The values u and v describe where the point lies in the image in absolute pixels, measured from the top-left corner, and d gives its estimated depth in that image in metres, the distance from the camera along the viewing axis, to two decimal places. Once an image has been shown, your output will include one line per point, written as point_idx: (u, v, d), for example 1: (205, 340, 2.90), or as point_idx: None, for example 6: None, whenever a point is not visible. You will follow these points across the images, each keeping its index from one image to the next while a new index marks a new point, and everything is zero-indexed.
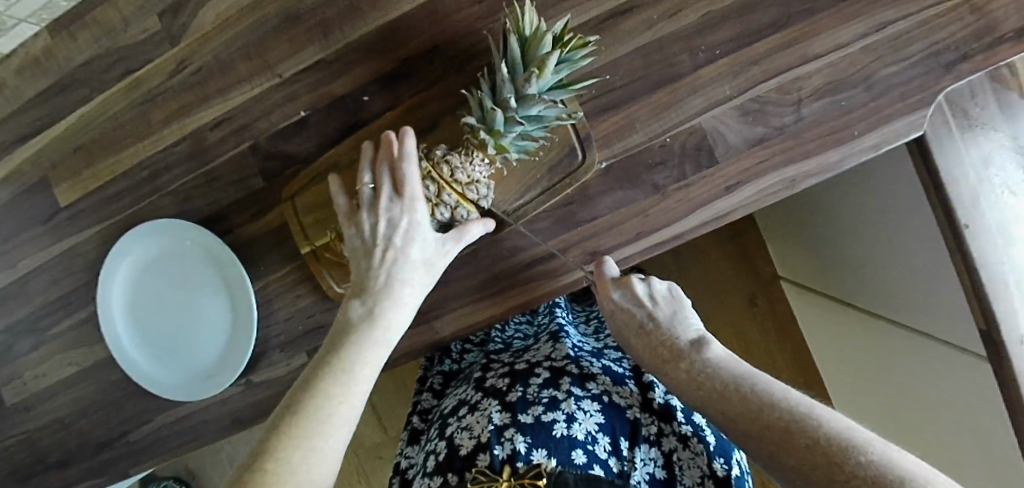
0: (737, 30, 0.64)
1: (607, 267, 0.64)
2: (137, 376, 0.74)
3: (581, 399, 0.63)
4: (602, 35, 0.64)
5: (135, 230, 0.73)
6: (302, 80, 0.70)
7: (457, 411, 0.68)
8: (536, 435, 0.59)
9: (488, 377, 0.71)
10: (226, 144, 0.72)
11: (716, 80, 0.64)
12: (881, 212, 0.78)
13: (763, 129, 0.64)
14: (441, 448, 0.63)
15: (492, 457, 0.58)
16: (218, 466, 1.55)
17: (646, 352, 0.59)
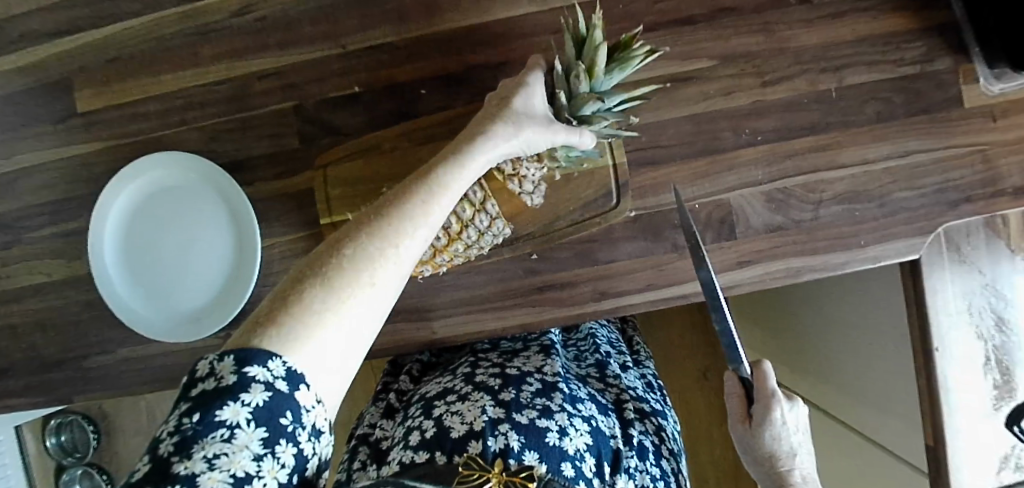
0: (780, 122, 0.69)
1: (769, 376, 0.53)
2: (111, 299, 0.70)
3: (574, 418, 0.74)
4: (659, 94, 0.68)
5: (159, 156, 0.71)
6: (365, 57, 0.71)
7: (444, 397, 0.79)
8: (529, 436, 0.70)
9: (479, 373, 0.82)
10: (271, 97, 0.72)
11: (752, 163, 0.68)
12: (846, 325, 0.84)
13: (783, 218, 0.68)
14: (430, 426, 0.73)
15: (484, 448, 0.67)
16: (134, 417, 1.52)
17: (760, 474, 0.57)
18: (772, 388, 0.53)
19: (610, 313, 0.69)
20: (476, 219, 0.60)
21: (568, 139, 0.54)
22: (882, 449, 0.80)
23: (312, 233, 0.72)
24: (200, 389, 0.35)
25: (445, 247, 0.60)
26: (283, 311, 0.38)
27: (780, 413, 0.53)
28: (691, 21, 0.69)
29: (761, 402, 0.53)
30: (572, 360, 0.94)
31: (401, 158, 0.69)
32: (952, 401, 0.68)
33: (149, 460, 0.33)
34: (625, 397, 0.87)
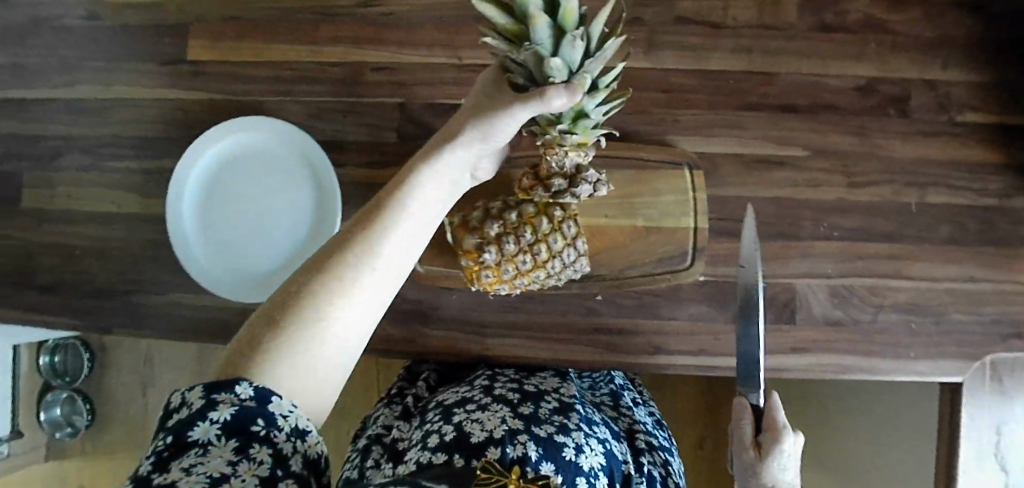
0: (858, 224, 0.71)
1: (775, 407, 0.56)
2: (182, 251, 0.72)
3: (590, 436, 0.62)
4: (750, 171, 0.71)
5: (255, 119, 0.73)
6: (478, 72, 0.73)
7: (461, 404, 0.65)
8: (546, 449, 0.58)
9: (497, 384, 0.67)
10: (379, 89, 0.74)
11: (824, 255, 0.71)
12: (875, 431, 0.83)
13: (843, 315, 0.70)
14: (448, 430, 0.61)
15: (502, 454, 0.56)
16: (131, 357, 1.50)
17: None
18: (775, 417, 0.55)
19: (660, 369, 0.71)
20: (564, 253, 0.60)
21: (540, 109, 0.45)
22: None
23: None
24: (174, 419, 0.38)
25: (529, 274, 0.61)
26: (250, 354, 0.40)
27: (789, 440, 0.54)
28: (794, 109, 0.72)
29: (769, 428, 0.56)
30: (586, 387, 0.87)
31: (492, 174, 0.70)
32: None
33: (133, 482, 0.35)
34: (638, 426, 0.78)
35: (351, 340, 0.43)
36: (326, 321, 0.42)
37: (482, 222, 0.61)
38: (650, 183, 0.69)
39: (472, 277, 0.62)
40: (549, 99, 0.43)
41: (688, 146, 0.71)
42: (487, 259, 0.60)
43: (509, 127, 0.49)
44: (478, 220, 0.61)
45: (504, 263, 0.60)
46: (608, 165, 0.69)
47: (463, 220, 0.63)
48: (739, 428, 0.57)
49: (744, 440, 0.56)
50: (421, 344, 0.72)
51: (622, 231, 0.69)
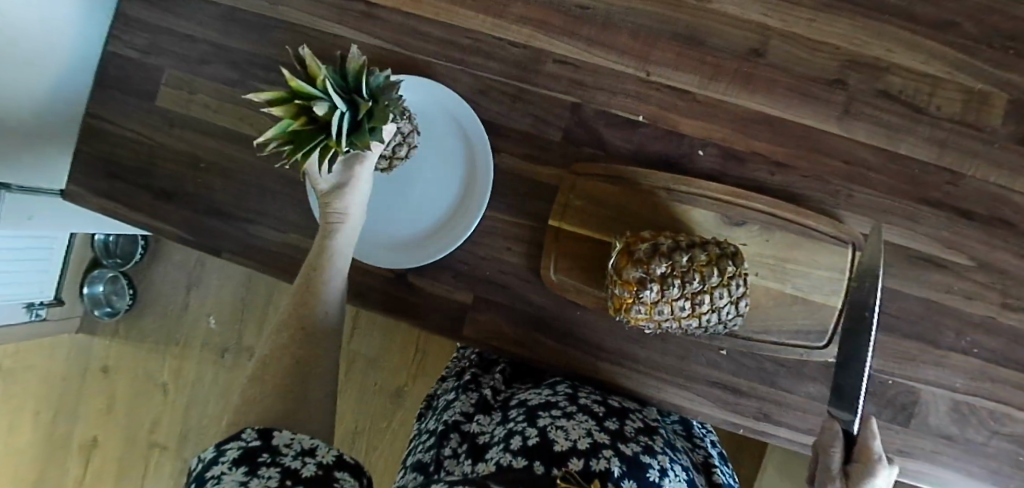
0: (999, 346, 0.69)
1: (874, 435, 0.56)
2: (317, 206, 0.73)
3: (674, 462, 0.61)
4: (909, 267, 0.69)
5: (431, 82, 0.71)
6: (662, 94, 0.70)
7: (546, 409, 0.64)
8: (630, 467, 0.57)
9: (581, 395, 0.67)
10: (556, 84, 0.71)
11: (957, 369, 0.69)
12: None
13: (959, 432, 0.69)
14: (532, 434, 0.60)
15: (586, 467, 0.56)
16: (179, 266, 1.51)
17: None
18: (875, 447, 0.55)
19: (765, 436, 0.69)
20: (723, 309, 0.59)
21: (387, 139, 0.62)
22: None
23: (532, 226, 0.71)
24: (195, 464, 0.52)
25: (682, 320, 0.60)
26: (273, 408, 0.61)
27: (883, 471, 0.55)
28: (970, 216, 0.69)
29: (861, 457, 0.56)
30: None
31: (655, 204, 0.68)
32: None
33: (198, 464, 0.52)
34: (713, 464, 0.70)
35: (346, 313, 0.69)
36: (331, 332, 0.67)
37: (650, 257, 0.58)
38: (809, 253, 0.67)
39: (622, 308, 0.61)
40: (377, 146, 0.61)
41: (853, 224, 0.69)
42: (645, 296, 0.58)
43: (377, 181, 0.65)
44: (646, 254, 0.59)
45: (661, 304, 0.58)
46: (772, 225, 0.67)
47: (627, 249, 0.60)
48: (828, 455, 0.57)
49: (830, 468, 0.56)
50: (533, 350, 0.72)
51: (768, 295, 0.68)
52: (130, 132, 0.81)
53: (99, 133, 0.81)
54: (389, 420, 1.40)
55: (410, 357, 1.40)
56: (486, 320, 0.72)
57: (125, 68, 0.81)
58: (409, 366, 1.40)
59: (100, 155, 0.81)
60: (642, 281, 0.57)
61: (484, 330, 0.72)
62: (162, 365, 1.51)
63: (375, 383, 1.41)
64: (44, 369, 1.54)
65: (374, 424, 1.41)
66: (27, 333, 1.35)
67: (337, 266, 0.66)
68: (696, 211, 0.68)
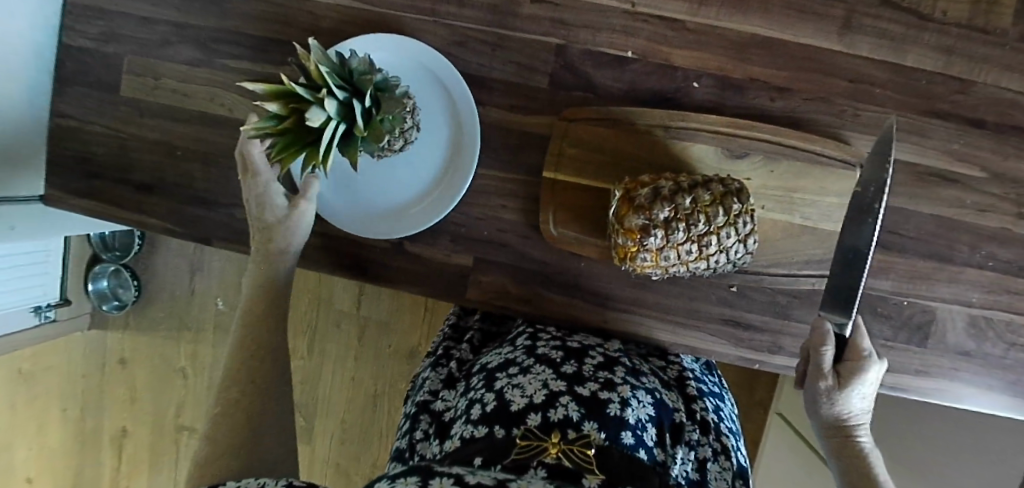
0: (1014, 257, 0.68)
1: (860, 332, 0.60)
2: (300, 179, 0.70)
3: (636, 389, 0.62)
4: (918, 184, 0.67)
5: (430, 51, 0.66)
6: (650, 26, 0.66)
7: (504, 368, 0.65)
8: (588, 408, 0.58)
9: (539, 344, 0.67)
10: (536, 27, 0.67)
11: (971, 284, 0.68)
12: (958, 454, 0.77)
13: (975, 346, 0.68)
14: (489, 399, 0.61)
15: (543, 419, 0.56)
16: (177, 257, 1.50)
17: (832, 436, 0.62)
18: (864, 345, 0.60)
19: (777, 369, 0.69)
20: (732, 249, 0.57)
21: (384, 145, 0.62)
22: None
23: (527, 180, 0.69)
24: None
25: (690, 263, 0.58)
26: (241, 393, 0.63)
27: (873, 366, 0.59)
28: (981, 125, 0.66)
29: (851, 356, 0.60)
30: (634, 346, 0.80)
31: (652, 143, 0.65)
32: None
33: None
34: (688, 375, 0.72)
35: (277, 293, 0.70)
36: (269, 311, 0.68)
37: (652, 202, 0.56)
38: (816, 181, 0.65)
39: (627, 257, 0.59)
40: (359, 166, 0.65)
41: (860, 146, 0.66)
42: (650, 243, 0.56)
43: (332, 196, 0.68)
44: (647, 199, 0.57)
45: (667, 250, 0.57)
46: (776, 154, 0.64)
47: (628, 196, 0.58)
48: (820, 356, 0.59)
49: (823, 367, 0.59)
50: (539, 306, 0.70)
51: (775, 227, 0.65)
52: (100, 127, 0.78)
53: (71, 131, 0.78)
54: (406, 382, 1.42)
55: (419, 317, 1.39)
56: (488, 282, 0.71)
57: (84, 60, 0.77)
58: (419, 328, 1.40)
59: (75, 154, 0.78)
60: (642, 227, 0.56)
61: (488, 291, 0.71)
62: (176, 355, 1.52)
63: (389, 345, 1.42)
64: (60, 370, 1.56)
65: (393, 385, 1.43)
66: (35, 336, 1.36)
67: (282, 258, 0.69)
68: (697, 148, 0.65)
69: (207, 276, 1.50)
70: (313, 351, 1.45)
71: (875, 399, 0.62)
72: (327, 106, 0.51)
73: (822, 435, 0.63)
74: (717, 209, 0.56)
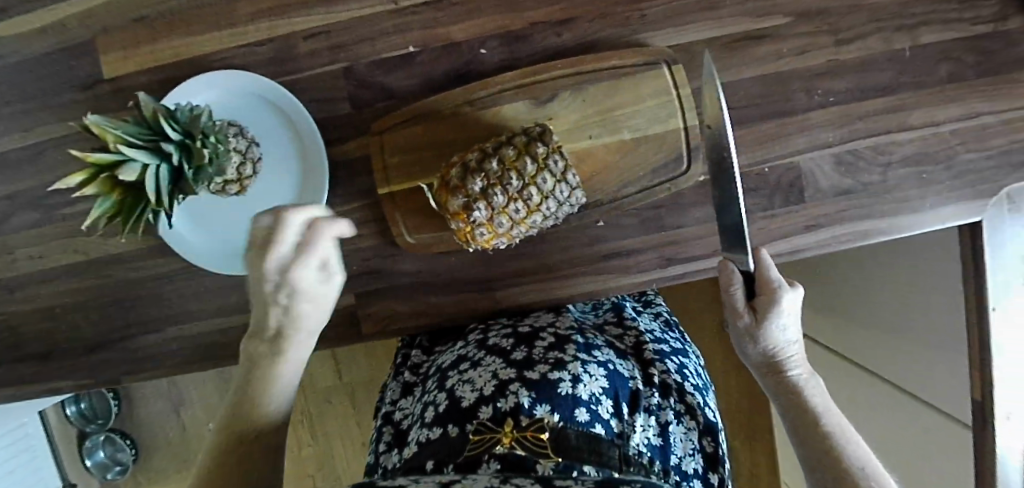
0: (852, 85, 0.67)
1: (765, 260, 0.61)
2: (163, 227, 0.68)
3: (587, 363, 0.61)
4: (731, 54, 0.66)
5: (261, 79, 0.65)
6: (419, 14, 0.66)
7: (456, 366, 0.64)
8: (539, 391, 0.57)
9: (491, 336, 0.66)
10: (318, 59, 0.67)
11: (824, 125, 0.67)
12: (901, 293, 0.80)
13: (852, 181, 0.68)
14: (442, 398, 0.60)
15: (495, 410, 0.56)
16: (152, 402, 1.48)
17: (772, 378, 0.63)
18: (772, 277, 0.60)
19: (678, 279, 0.69)
20: (557, 190, 0.57)
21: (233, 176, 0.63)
22: (914, 400, 0.80)
23: (368, 204, 0.69)
24: None
25: (524, 220, 0.58)
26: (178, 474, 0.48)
27: (789, 295, 0.59)
28: None
29: (763, 290, 0.60)
30: (585, 314, 0.81)
31: (464, 124, 0.65)
32: (1000, 358, 0.69)
33: None
34: (644, 340, 0.74)
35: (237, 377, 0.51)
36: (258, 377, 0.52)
37: (463, 179, 0.56)
38: (630, 92, 0.64)
39: (467, 238, 0.59)
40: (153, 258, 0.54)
41: (659, 43, 0.65)
42: (478, 217, 0.56)
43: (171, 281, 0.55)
44: (459, 178, 0.57)
45: (497, 217, 0.56)
46: (580, 84, 0.64)
47: (444, 182, 0.58)
48: (731, 297, 0.61)
49: (737, 307, 0.61)
50: (432, 313, 0.70)
51: (610, 150, 0.65)
52: None
53: None
54: None
55: None
56: (377, 311, 0.70)
57: None
58: None
59: None
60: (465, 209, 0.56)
61: (381, 320, 0.71)
62: None
63: None
64: None
65: None
66: None
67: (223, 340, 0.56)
68: (506, 109, 0.65)
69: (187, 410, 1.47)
70: (318, 435, 1.44)
71: (800, 328, 0.62)
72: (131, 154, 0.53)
73: (761, 377, 0.64)
74: (524, 159, 0.56)
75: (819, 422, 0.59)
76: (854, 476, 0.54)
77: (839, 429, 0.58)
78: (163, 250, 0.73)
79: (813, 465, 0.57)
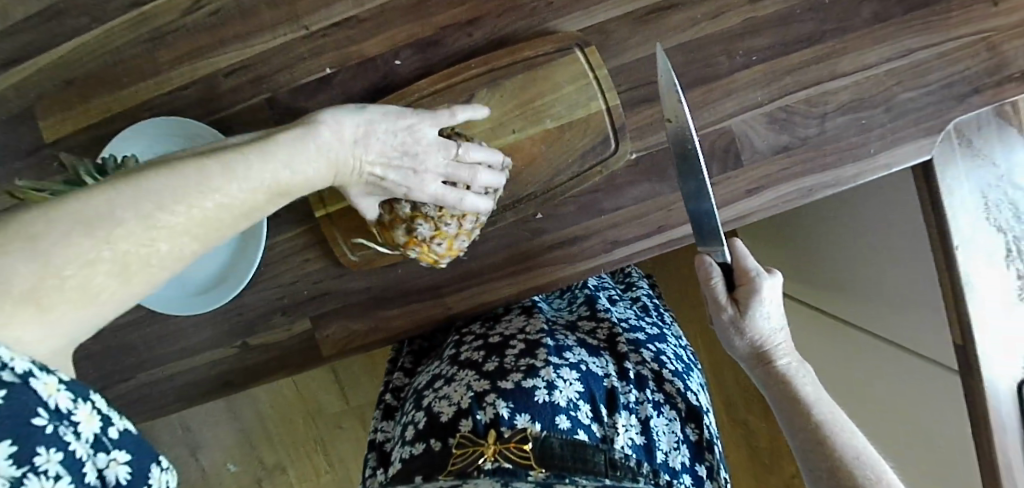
0: (773, 41, 0.65)
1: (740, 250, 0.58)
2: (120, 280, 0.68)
3: (560, 367, 0.60)
4: (645, 29, 0.65)
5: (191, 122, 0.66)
6: (331, 35, 0.66)
7: (431, 384, 0.64)
8: (517, 401, 0.57)
9: (463, 349, 0.66)
10: (242, 94, 0.69)
11: (751, 85, 0.66)
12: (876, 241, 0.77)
13: (789, 137, 0.66)
14: (419, 417, 0.60)
15: (475, 422, 0.56)
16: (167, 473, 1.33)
17: (758, 367, 0.60)
18: (749, 266, 0.57)
19: (625, 261, 0.69)
20: None
21: None
22: (911, 355, 0.76)
23: (310, 228, 0.70)
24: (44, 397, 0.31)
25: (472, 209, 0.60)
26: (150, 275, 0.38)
27: (772, 283, 0.57)
28: None
29: (742, 280, 0.58)
30: (558, 309, 0.76)
31: None
32: (975, 302, 0.65)
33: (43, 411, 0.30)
34: (618, 331, 0.69)
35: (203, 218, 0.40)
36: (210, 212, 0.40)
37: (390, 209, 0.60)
38: (548, 81, 0.64)
39: (429, 258, 0.62)
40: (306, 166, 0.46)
41: (569, 28, 0.65)
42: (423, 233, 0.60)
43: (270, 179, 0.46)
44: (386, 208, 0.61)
45: (441, 222, 0.59)
46: (496, 79, 0.64)
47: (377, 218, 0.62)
48: (711, 289, 0.58)
49: (718, 301, 0.58)
50: (389, 327, 0.71)
51: (535, 141, 0.64)
52: None
53: None
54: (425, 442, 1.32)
55: None
56: (335, 331, 0.72)
57: None
58: None
59: None
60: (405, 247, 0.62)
61: (341, 340, 0.72)
62: None
63: None
64: None
65: None
66: None
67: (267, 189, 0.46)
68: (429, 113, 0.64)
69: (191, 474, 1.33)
70: (333, 461, 1.33)
71: (784, 314, 0.59)
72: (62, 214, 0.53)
73: (750, 370, 0.61)
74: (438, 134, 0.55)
75: (808, 409, 0.56)
76: (849, 466, 0.52)
77: (827, 414, 0.56)
78: None
79: (805, 453, 0.55)
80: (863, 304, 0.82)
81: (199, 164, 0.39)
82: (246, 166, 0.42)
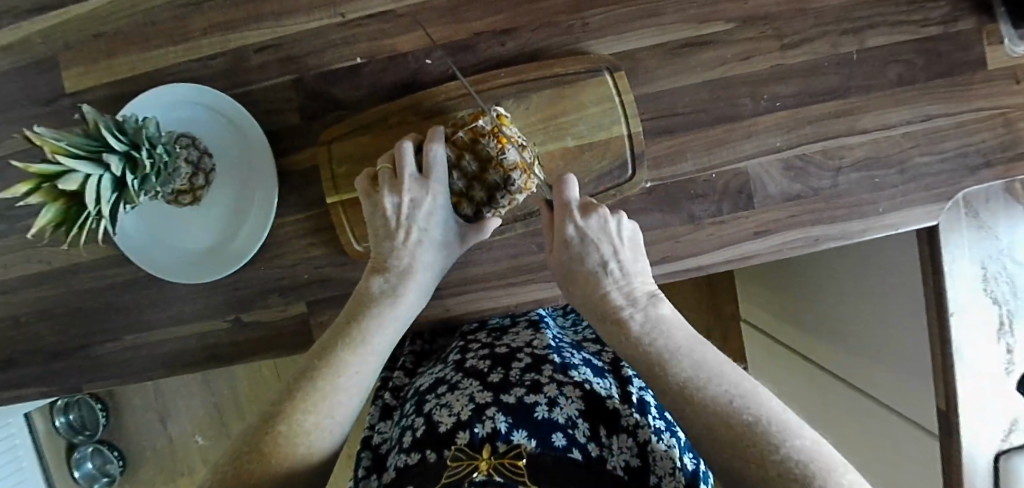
0: (799, 89, 0.66)
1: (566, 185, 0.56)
2: (122, 239, 0.68)
3: (563, 385, 0.57)
4: (675, 61, 0.66)
5: (218, 95, 0.66)
6: (366, 26, 0.67)
7: (434, 390, 0.60)
8: (517, 416, 0.52)
9: (468, 357, 0.63)
10: (269, 72, 0.69)
11: (771, 130, 0.67)
12: (876, 299, 0.77)
13: (802, 186, 0.67)
14: (419, 424, 0.55)
15: (472, 435, 0.49)
16: (139, 435, 1.31)
17: (592, 315, 0.54)
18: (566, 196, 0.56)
19: None
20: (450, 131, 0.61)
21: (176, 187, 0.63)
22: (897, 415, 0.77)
23: (319, 213, 0.70)
24: None
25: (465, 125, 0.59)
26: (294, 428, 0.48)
27: (580, 224, 0.55)
28: None
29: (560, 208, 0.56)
30: (563, 328, 0.76)
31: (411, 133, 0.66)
32: (963, 367, 0.66)
33: None
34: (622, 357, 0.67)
35: (341, 386, 0.52)
36: (332, 383, 0.51)
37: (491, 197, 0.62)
38: (573, 99, 0.65)
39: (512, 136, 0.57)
40: (387, 289, 0.57)
41: (601, 51, 0.66)
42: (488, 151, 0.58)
43: (387, 334, 0.56)
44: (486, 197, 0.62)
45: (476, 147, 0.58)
46: (523, 91, 0.65)
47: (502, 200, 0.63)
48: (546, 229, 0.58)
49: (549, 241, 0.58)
50: None
51: (554, 156, 0.66)
52: None
53: None
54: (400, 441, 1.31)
55: None
56: (330, 319, 0.71)
57: None
58: None
59: None
60: (503, 160, 0.58)
61: None
62: None
63: None
64: None
65: None
66: None
67: (380, 335, 0.55)
68: (451, 116, 0.66)
69: (160, 438, 1.31)
70: None
71: (624, 253, 0.55)
72: (75, 168, 0.52)
73: (606, 339, 0.52)
74: (386, 180, 0.58)
75: (647, 352, 0.48)
76: (724, 417, 0.42)
77: (698, 363, 0.46)
78: (121, 260, 0.73)
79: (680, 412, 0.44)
80: (854, 359, 0.83)
81: (312, 373, 0.52)
82: (359, 334, 0.54)
